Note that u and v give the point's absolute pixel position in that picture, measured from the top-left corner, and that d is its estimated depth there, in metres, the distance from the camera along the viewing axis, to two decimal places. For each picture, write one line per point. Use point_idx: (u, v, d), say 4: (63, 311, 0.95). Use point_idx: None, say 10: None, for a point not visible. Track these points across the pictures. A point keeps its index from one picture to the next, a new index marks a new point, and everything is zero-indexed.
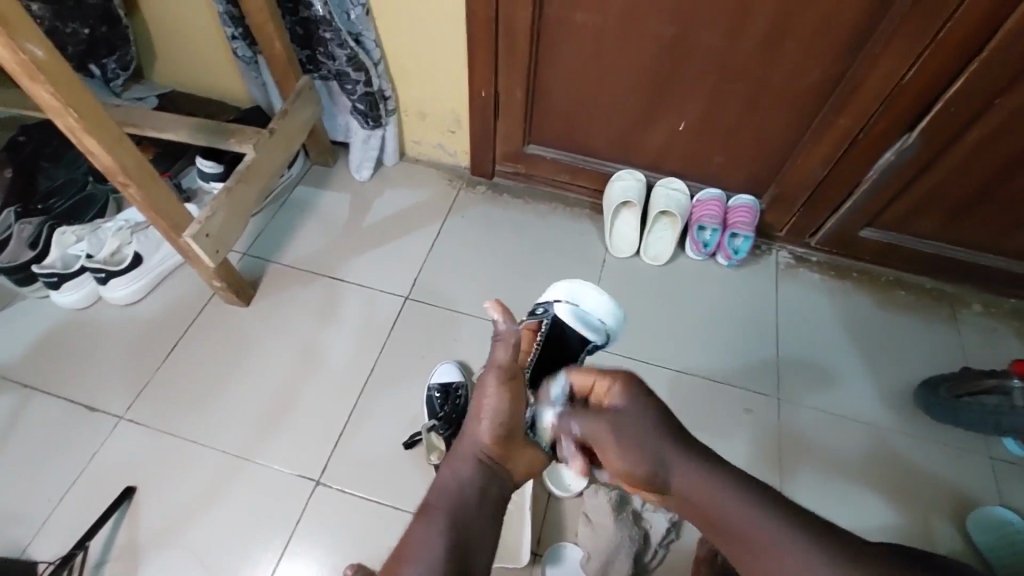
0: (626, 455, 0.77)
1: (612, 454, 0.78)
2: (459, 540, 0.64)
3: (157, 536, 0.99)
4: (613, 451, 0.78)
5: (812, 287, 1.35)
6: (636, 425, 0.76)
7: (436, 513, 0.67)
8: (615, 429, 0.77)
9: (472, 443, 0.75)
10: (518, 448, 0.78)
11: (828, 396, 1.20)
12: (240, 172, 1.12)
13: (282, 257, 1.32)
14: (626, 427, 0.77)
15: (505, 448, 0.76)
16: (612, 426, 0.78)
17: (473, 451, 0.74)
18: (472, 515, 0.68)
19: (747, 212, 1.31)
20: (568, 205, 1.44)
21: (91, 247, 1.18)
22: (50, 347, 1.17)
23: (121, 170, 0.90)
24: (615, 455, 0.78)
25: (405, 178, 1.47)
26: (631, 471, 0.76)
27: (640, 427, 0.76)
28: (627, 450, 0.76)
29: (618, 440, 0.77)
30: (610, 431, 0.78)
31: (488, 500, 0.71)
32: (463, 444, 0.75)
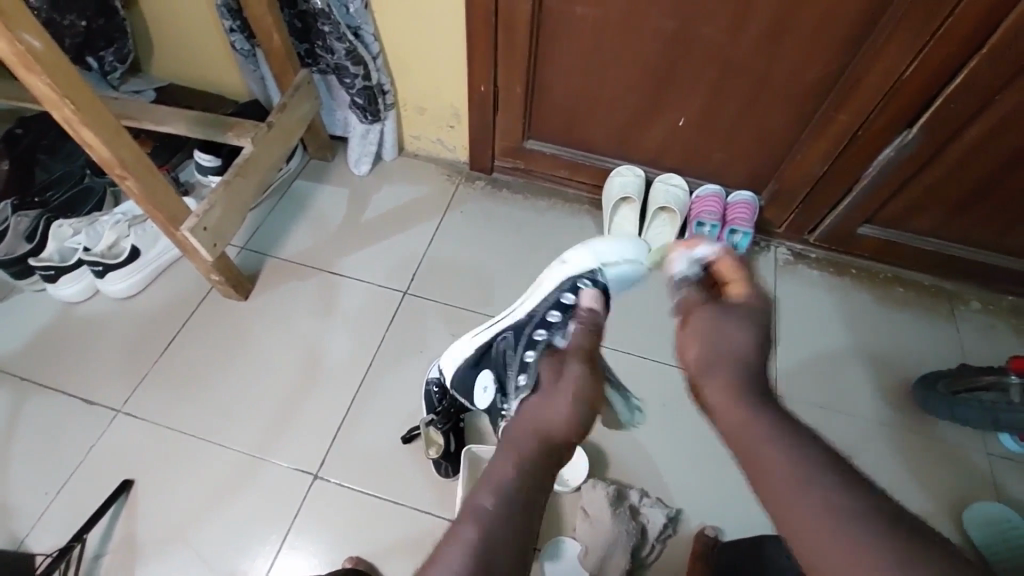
0: (728, 343, 0.73)
1: (715, 340, 0.74)
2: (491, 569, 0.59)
3: (155, 529, 0.99)
4: (718, 335, 0.74)
5: (811, 284, 1.35)
6: (742, 323, 0.74)
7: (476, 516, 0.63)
8: (718, 316, 0.75)
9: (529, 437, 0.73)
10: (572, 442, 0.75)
11: (825, 392, 1.20)
12: (238, 165, 1.11)
13: (281, 251, 1.31)
14: (744, 318, 0.74)
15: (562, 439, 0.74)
16: (717, 313, 0.76)
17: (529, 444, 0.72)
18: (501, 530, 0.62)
19: (746, 209, 1.31)
20: (566, 201, 1.44)
21: (88, 241, 1.17)
22: (47, 340, 1.17)
23: (117, 162, 0.90)
24: (717, 334, 0.74)
25: (404, 173, 1.47)
26: (713, 360, 0.72)
27: (759, 321, 0.74)
28: (734, 340, 0.73)
29: (728, 323, 0.74)
30: (713, 315, 0.76)
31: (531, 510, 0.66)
32: (508, 449, 0.71)
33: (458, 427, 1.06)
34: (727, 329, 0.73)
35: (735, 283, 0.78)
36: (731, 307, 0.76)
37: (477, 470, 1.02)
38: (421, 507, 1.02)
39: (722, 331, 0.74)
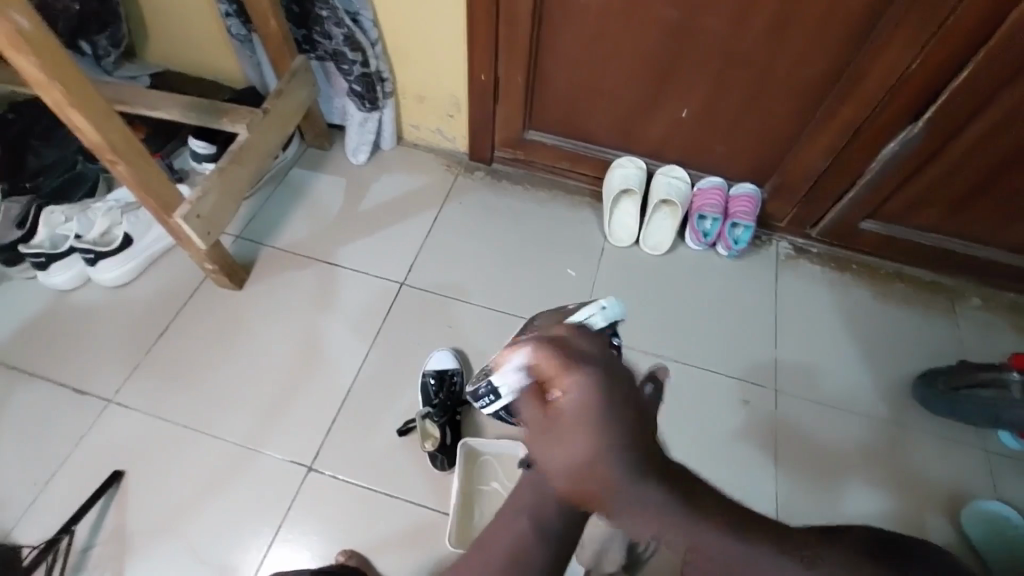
0: (575, 459, 0.62)
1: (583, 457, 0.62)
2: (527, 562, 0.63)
3: (146, 520, 0.97)
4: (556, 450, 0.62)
5: (812, 279, 1.34)
6: (577, 438, 0.62)
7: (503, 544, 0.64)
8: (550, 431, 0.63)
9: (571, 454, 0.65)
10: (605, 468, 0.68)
11: (826, 388, 1.19)
12: (232, 152, 1.09)
13: (276, 240, 1.29)
14: (586, 418, 0.62)
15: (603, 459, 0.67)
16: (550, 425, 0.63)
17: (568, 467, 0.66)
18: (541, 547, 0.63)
19: (748, 202, 1.29)
20: (567, 193, 1.43)
21: (81, 228, 1.15)
22: (38, 329, 1.15)
23: (108, 146, 0.88)
24: (561, 450, 0.62)
25: (402, 163, 1.45)
26: (580, 476, 0.62)
27: (599, 426, 0.61)
28: (578, 454, 0.61)
29: (587, 445, 0.61)
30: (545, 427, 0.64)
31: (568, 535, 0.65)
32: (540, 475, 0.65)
33: (454, 420, 1.05)
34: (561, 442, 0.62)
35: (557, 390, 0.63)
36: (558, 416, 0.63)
37: (474, 463, 1.02)
38: (416, 500, 1.01)
39: (561, 447, 0.62)
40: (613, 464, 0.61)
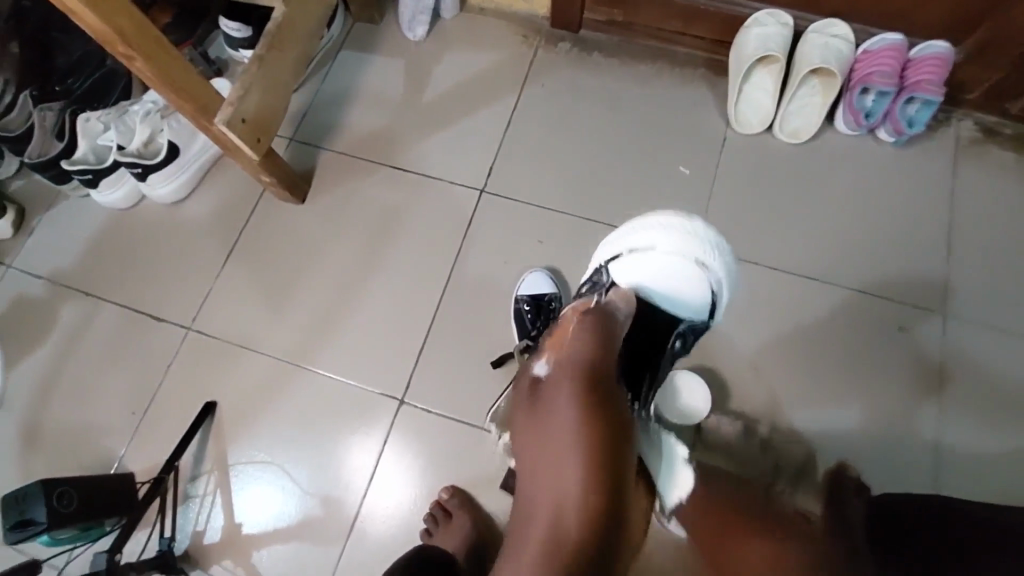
0: (561, 447, 0.54)
1: (571, 436, 0.54)
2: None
3: (244, 451, 0.95)
4: (543, 435, 0.56)
5: (1003, 171, 1.03)
6: (555, 408, 0.56)
7: None
8: (536, 411, 0.58)
9: (553, 479, 0.54)
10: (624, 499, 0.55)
11: (1008, 311, 0.95)
12: (269, 36, 0.87)
13: (334, 142, 1.11)
14: (560, 378, 0.58)
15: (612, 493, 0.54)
16: (533, 407, 0.58)
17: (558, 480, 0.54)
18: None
19: (937, 65, 0.96)
20: (678, 65, 1.12)
21: (121, 137, 1.02)
22: (104, 252, 1.08)
23: (118, 38, 0.69)
24: (550, 471, 0.55)
25: (469, 35, 1.17)
26: (567, 468, 0.54)
27: (550, 400, 0.57)
28: (570, 435, 0.55)
29: (568, 463, 0.54)
30: (530, 413, 0.58)
31: None
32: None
33: None
34: (543, 421, 0.57)
35: (522, 432, 0.59)
36: (540, 400, 0.58)
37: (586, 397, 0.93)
38: None
39: (547, 425, 0.56)
40: (561, 427, 0.55)
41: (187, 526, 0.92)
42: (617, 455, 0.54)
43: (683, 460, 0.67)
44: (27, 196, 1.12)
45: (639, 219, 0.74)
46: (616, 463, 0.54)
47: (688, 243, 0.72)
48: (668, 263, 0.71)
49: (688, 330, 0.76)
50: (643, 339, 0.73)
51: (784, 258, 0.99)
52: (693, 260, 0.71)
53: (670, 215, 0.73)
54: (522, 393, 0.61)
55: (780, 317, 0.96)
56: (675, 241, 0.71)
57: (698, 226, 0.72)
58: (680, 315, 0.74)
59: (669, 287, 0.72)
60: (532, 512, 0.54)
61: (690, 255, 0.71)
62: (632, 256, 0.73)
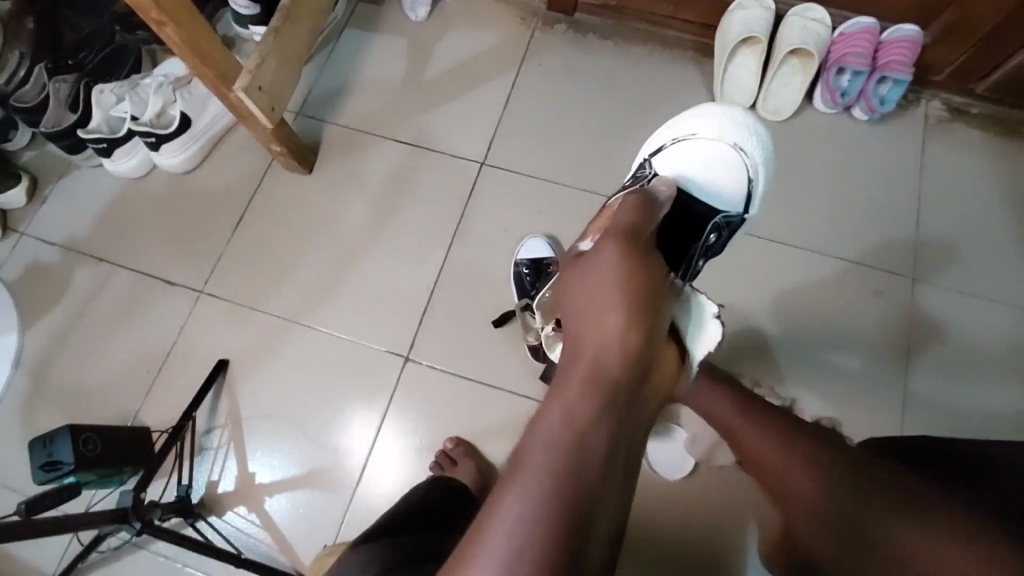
0: (599, 296, 0.57)
1: (617, 287, 0.57)
2: (577, 497, 0.48)
3: (256, 406, 0.99)
4: (583, 290, 0.59)
5: (968, 147, 1.10)
6: (595, 265, 0.59)
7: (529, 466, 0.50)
8: (576, 271, 0.60)
9: (590, 326, 0.56)
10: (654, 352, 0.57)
11: (971, 275, 1.03)
12: (285, 9, 0.92)
13: (340, 116, 1.16)
14: (601, 244, 0.61)
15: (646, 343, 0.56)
16: (574, 268, 0.61)
17: (595, 327, 0.56)
18: (592, 448, 0.50)
19: (907, 47, 1.03)
20: (667, 47, 1.19)
21: (135, 108, 1.06)
22: (117, 220, 1.12)
23: (153, 4, 0.73)
24: (594, 316, 0.56)
25: (469, 17, 1.23)
26: (606, 315, 0.56)
27: (591, 260, 0.60)
28: (608, 287, 0.57)
29: (606, 310, 0.56)
30: (571, 274, 0.61)
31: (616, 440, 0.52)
32: (545, 426, 0.52)
33: None
34: (582, 279, 0.59)
35: (562, 290, 0.61)
36: (581, 264, 0.61)
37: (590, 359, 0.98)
38: (514, 391, 0.98)
39: (586, 281, 0.59)
40: (600, 279, 0.58)
41: (202, 477, 0.97)
42: (654, 309, 0.57)
43: (712, 316, 0.65)
44: (39, 167, 1.16)
45: (682, 118, 0.80)
46: (650, 318, 0.57)
47: (729, 130, 0.76)
48: (707, 147, 0.75)
49: (726, 221, 0.75)
50: (676, 223, 0.72)
51: (766, 226, 1.06)
52: (732, 145, 0.76)
53: (712, 110, 0.78)
54: (564, 267, 0.64)
55: (762, 280, 1.03)
56: (715, 128, 0.77)
57: (738, 114, 0.78)
58: (717, 203, 0.75)
59: (708, 172, 0.75)
60: (569, 358, 0.56)
61: (729, 140, 0.76)
62: (676, 143, 0.77)
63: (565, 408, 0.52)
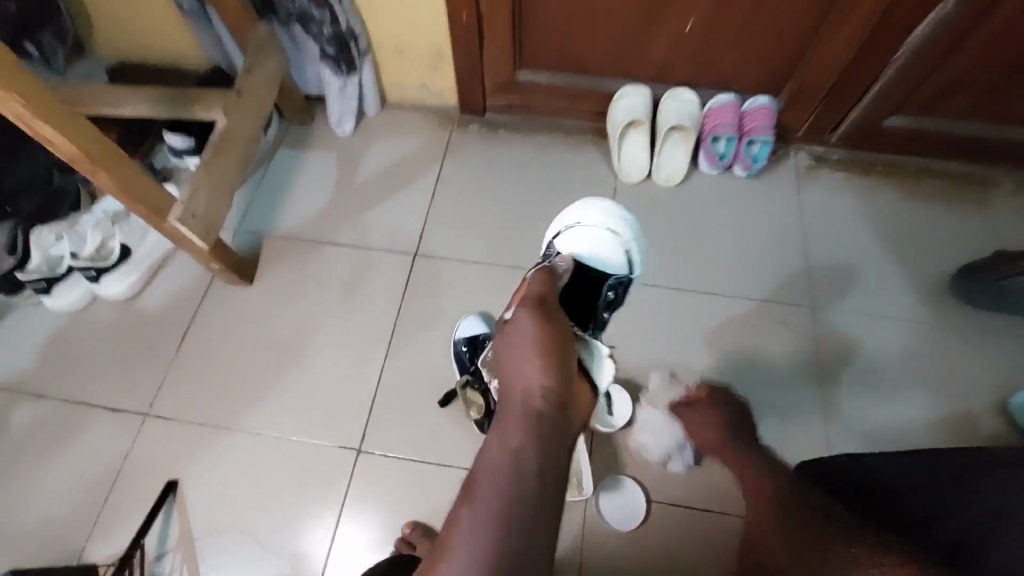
0: (521, 349, 0.62)
1: (531, 341, 0.63)
2: (519, 527, 0.51)
3: (208, 524, 0.98)
4: (507, 349, 0.64)
5: (836, 188, 1.27)
6: (516, 323, 0.65)
7: (474, 507, 0.52)
8: (500, 333, 0.66)
9: (516, 379, 0.61)
10: (574, 394, 0.62)
11: (863, 297, 1.15)
12: (214, 143, 1.02)
13: (277, 228, 1.24)
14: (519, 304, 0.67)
15: (565, 386, 0.61)
16: (499, 331, 0.67)
17: (519, 378, 0.61)
18: (526, 485, 0.53)
19: (764, 114, 1.21)
20: (570, 134, 1.34)
21: (74, 245, 1.08)
22: (58, 354, 1.13)
23: (85, 157, 0.81)
24: (516, 367, 0.61)
25: (392, 127, 1.36)
26: (528, 365, 0.61)
27: (511, 320, 0.66)
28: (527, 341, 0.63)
29: (528, 359, 0.61)
30: (496, 336, 0.66)
31: (548, 474, 0.55)
32: (483, 472, 0.55)
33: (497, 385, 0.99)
34: (505, 340, 0.64)
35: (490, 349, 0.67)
36: (503, 326, 0.67)
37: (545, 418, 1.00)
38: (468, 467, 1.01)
39: (508, 339, 0.64)
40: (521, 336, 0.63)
41: None
42: (568, 356, 0.63)
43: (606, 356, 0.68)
44: None
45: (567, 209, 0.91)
46: (567, 364, 0.63)
47: (607, 214, 0.87)
48: (589, 232, 0.85)
49: (617, 285, 0.84)
50: (578, 292, 0.82)
51: (678, 278, 1.17)
52: (609, 229, 0.86)
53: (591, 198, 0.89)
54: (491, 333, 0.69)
55: (683, 327, 1.12)
56: (594, 216, 0.87)
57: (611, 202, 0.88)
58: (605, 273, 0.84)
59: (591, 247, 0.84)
60: (501, 409, 0.60)
61: (606, 225, 0.86)
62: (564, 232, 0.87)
63: (499, 453, 0.55)
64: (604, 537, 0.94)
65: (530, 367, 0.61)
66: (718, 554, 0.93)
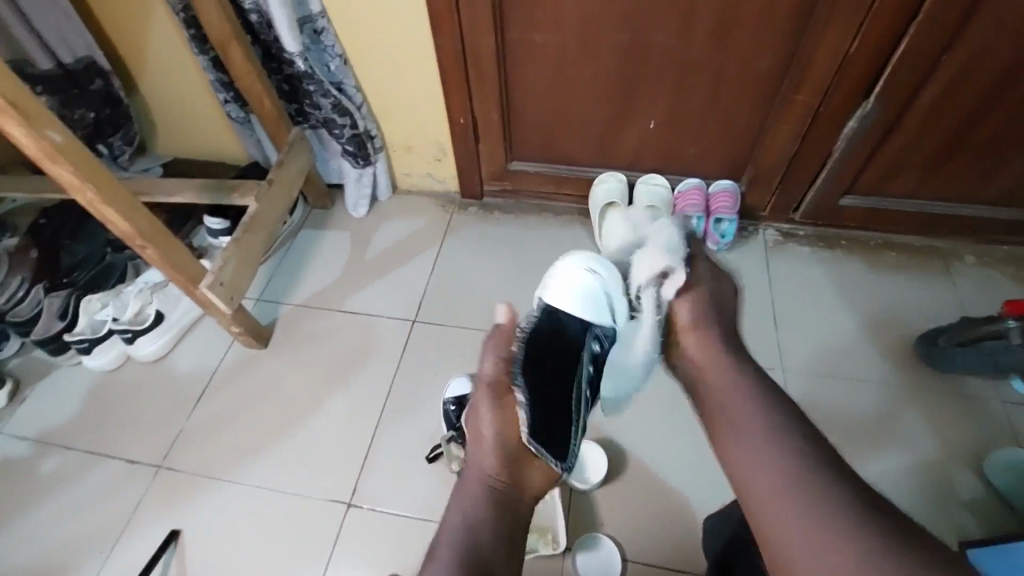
0: (488, 429, 0.74)
1: (491, 425, 0.74)
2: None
3: (204, 573, 1.04)
4: (477, 423, 0.75)
5: (803, 260, 1.37)
6: (485, 408, 0.74)
7: (433, 564, 0.65)
8: (476, 409, 0.75)
9: (477, 458, 0.74)
10: (529, 471, 0.74)
11: (833, 361, 1.21)
12: (246, 224, 1.19)
13: (293, 297, 1.39)
14: (488, 383, 0.76)
15: (516, 470, 0.73)
16: (474, 405, 0.76)
17: (479, 462, 0.74)
18: (478, 542, 0.67)
19: (728, 197, 1.35)
20: (557, 214, 1.50)
21: (116, 311, 1.25)
22: (87, 410, 1.25)
23: (138, 234, 0.98)
24: (480, 444, 0.74)
25: (401, 210, 1.55)
26: (490, 447, 0.73)
27: (485, 397, 0.75)
28: (493, 423, 0.74)
29: (489, 439, 0.74)
30: (473, 406, 0.76)
31: (496, 544, 0.68)
32: (445, 532, 0.69)
33: None
34: (480, 415, 0.75)
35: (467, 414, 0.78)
36: (479, 396, 0.76)
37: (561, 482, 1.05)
38: None
39: (479, 419, 0.75)
40: (489, 421, 0.74)
41: None
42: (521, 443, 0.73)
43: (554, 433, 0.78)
44: (23, 371, 1.31)
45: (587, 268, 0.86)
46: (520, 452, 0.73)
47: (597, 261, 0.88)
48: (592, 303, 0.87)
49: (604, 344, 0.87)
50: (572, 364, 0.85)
51: None
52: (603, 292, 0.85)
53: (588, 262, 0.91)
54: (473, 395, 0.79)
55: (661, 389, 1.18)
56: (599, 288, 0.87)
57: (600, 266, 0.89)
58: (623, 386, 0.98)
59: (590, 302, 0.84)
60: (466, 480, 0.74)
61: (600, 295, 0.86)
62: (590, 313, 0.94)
63: (457, 520, 0.69)
64: None
65: (491, 449, 0.73)
66: None
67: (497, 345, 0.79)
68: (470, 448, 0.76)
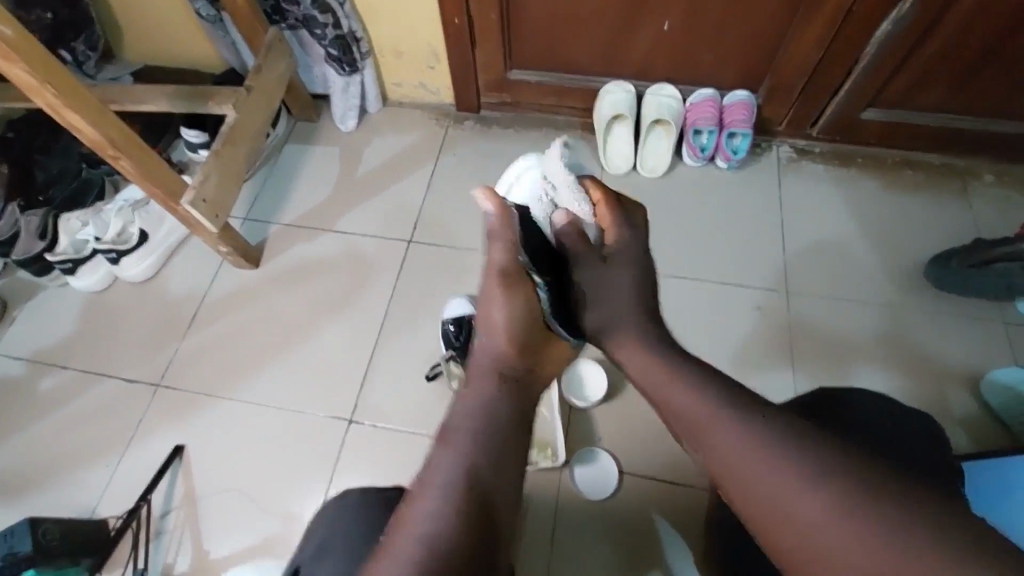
0: (503, 318, 0.65)
1: (501, 311, 0.65)
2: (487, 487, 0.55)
3: (210, 484, 1.06)
4: (493, 305, 0.65)
5: (817, 179, 1.31)
6: (497, 299, 0.65)
7: (453, 447, 0.56)
8: (486, 296, 0.66)
9: (488, 344, 0.65)
10: (546, 350, 0.67)
11: (840, 283, 1.18)
12: (225, 134, 1.11)
13: (282, 216, 1.33)
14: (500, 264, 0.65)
15: (532, 354, 0.66)
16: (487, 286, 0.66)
17: (490, 360, 0.64)
18: (496, 435, 0.58)
19: (743, 109, 1.26)
20: (558, 129, 1.41)
21: (98, 230, 1.19)
22: (79, 330, 1.23)
23: (110, 143, 0.91)
24: (491, 327, 0.66)
25: (392, 124, 1.45)
26: (505, 332, 0.64)
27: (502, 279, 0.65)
28: (506, 312, 0.65)
29: (501, 324, 0.65)
30: (489, 287, 0.66)
31: (516, 433, 0.59)
32: (457, 421, 0.59)
33: None
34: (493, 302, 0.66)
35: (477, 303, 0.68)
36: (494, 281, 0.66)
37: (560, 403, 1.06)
38: None
39: (493, 304, 0.66)
40: (501, 309, 0.65)
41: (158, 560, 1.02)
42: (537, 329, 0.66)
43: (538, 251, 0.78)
44: (10, 291, 1.28)
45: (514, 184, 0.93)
46: (535, 341, 0.66)
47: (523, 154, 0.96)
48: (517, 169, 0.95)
49: None
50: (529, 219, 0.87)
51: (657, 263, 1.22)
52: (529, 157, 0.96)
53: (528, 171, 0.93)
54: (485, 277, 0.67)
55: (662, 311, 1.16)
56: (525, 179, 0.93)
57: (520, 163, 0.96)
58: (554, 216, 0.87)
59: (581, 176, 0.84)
60: (475, 370, 0.64)
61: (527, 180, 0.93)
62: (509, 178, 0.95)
63: (469, 404, 0.60)
64: (578, 503, 0.99)
65: (500, 335, 0.65)
66: (686, 522, 0.97)
67: (498, 226, 0.66)
68: (479, 326, 0.67)
